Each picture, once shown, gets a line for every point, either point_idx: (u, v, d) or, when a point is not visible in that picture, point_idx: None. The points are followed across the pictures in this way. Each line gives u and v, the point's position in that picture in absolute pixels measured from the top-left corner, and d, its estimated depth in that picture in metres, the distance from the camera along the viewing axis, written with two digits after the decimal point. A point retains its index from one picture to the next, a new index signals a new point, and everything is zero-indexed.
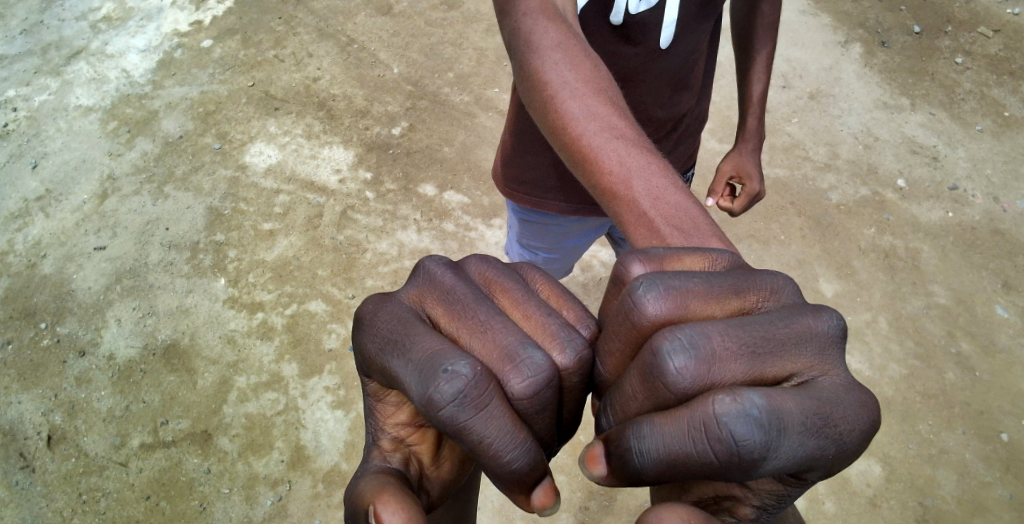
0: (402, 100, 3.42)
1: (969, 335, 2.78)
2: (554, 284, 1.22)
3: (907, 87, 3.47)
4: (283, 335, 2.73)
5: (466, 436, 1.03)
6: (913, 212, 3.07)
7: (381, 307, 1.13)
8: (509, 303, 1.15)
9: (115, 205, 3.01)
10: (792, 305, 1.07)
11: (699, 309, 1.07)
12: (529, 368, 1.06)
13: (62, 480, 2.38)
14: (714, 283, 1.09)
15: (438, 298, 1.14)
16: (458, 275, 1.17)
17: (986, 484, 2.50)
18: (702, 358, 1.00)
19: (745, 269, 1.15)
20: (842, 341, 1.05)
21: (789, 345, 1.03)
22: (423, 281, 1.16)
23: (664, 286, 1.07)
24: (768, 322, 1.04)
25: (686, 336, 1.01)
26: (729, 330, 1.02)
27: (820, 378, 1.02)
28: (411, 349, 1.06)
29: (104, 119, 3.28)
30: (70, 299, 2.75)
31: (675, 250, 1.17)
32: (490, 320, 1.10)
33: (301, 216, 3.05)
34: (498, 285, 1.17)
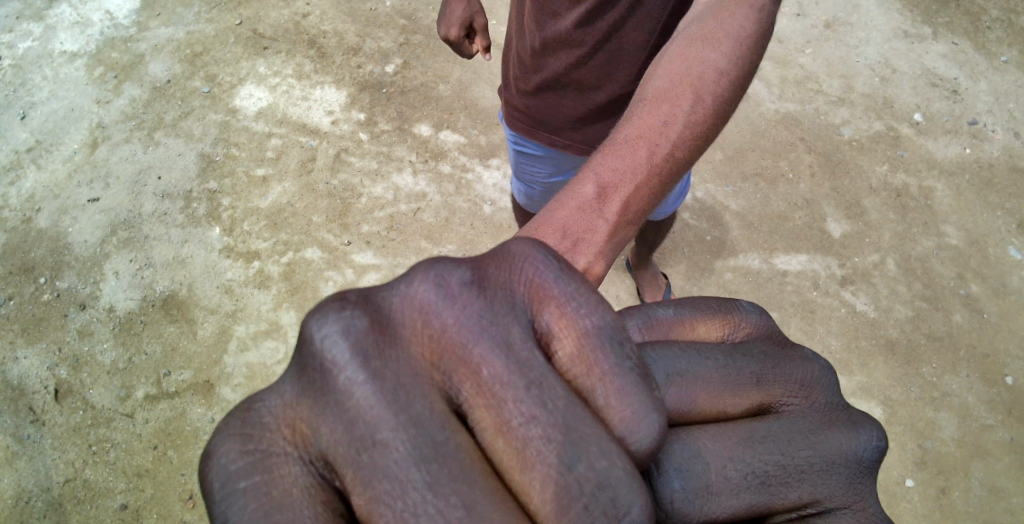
0: (396, 36, 3.30)
1: (980, 278, 2.68)
2: (579, 325, 0.91)
3: (930, 15, 3.27)
4: (281, 284, 2.73)
5: None
6: (929, 148, 2.93)
7: (245, 489, 0.83)
8: (494, 426, 0.84)
9: (106, 155, 2.99)
10: (822, 419, 1.06)
11: (712, 403, 1.03)
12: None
13: (72, 432, 2.46)
14: (735, 371, 1.05)
15: (352, 447, 0.82)
16: (382, 373, 0.84)
17: (987, 428, 2.43)
18: (700, 483, 0.98)
19: (777, 350, 1.11)
20: (870, 467, 1.05)
21: (808, 473, 1.01)
22: (328, 401, 0.84)
23: (675, 373, 1.02)
24: (788, 444, 1.02)
25: (690, 453, 0.99)
26: (739, 449, 1.00)
27: (837, 512, 1.01)
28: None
29: (89, 65, 3.21)
30: (68, 253, 2.78)
31: (694, 310, 1.13)
32: (442, 513, 0.79)
33: (294, 159, 2.99)
34: (472, 371, 0.85)
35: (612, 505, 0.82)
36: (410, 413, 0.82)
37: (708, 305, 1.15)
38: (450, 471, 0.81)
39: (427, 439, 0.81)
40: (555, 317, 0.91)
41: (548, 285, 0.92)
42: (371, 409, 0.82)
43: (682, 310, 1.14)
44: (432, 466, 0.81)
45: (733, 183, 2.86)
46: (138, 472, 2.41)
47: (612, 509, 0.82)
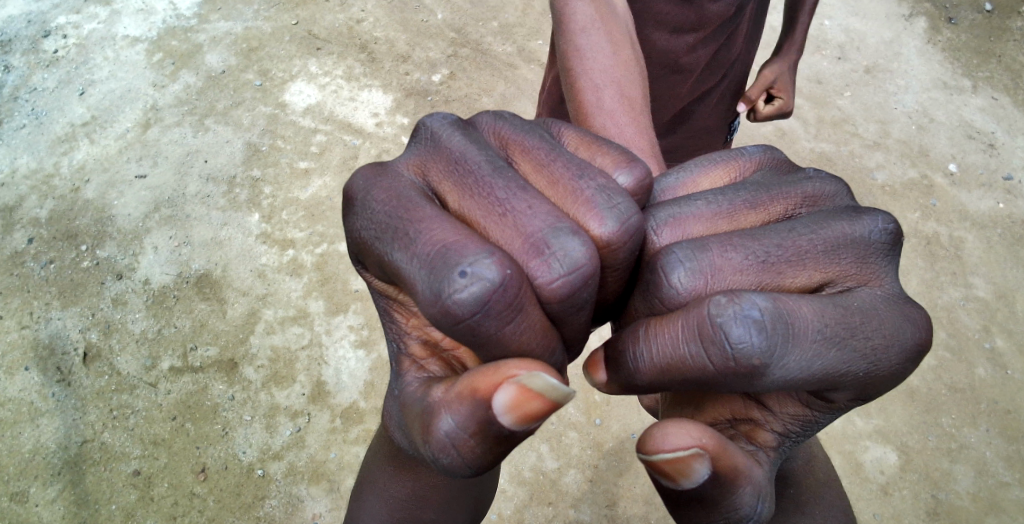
0: (444, 47, 3.41)
1: (1006, 332, 2.68)
2: (580, 131, 1.18)
3: (971, 68, 3.32)
4: (312, 273, 2.79)
5: (492, 347, 0.96)
6: (962, 200, 2.95)
7: (374, 182, 1.04)
8: (533, 169, 1.09)
9: (157, 135, 3.10)
10: (827, 213, 1.13)
11: (708, 224, 1.16)
12: (560, 259, 0.98)
13: (95, 395, 2.52)
14: (730, 200, 1.16)
15: (449, 173, 1.06)
16: (468, 136, 1.09)
17: (1005, 484, 2.41)
18: (700, 271, 1.07)
19: (776, 177, 1.22)
20: (882, 247, 1.10)
21: (809, 254, 1.08)
22: (432, 151, 1.09)
23: (670, 214, 1.16)
24: (785, 233, 1.10)
25: (684, 251, 1.08)
26: (735, 241, 1.09)
27: (854, 290, 1.07)
28: (417, 248, 0.96)
29: (150, 51, 3.34)
30: (111, 225, 2.86)
31: (698, 170, 1.27)
32: (512, 202, 1.01)
33: (336, 156, 3.07)
34: (519, 145, 1.12)
35: (615, 204, 1.05)
36: (487, 155, 1.07)
37: (712, 159, 1.28)
38: (517, 180, 1.03)
39: (501, 168, 1.05)
40: (567, 137, 1.18)
41: (562, 127, 1.19)
42: (462, 152, 1.07)
43: (684, 172, 1.27)
44: (506, 174, 1.04)
45: None
46: (154, 441, 2.45)
47: (613, 203, 1.05)
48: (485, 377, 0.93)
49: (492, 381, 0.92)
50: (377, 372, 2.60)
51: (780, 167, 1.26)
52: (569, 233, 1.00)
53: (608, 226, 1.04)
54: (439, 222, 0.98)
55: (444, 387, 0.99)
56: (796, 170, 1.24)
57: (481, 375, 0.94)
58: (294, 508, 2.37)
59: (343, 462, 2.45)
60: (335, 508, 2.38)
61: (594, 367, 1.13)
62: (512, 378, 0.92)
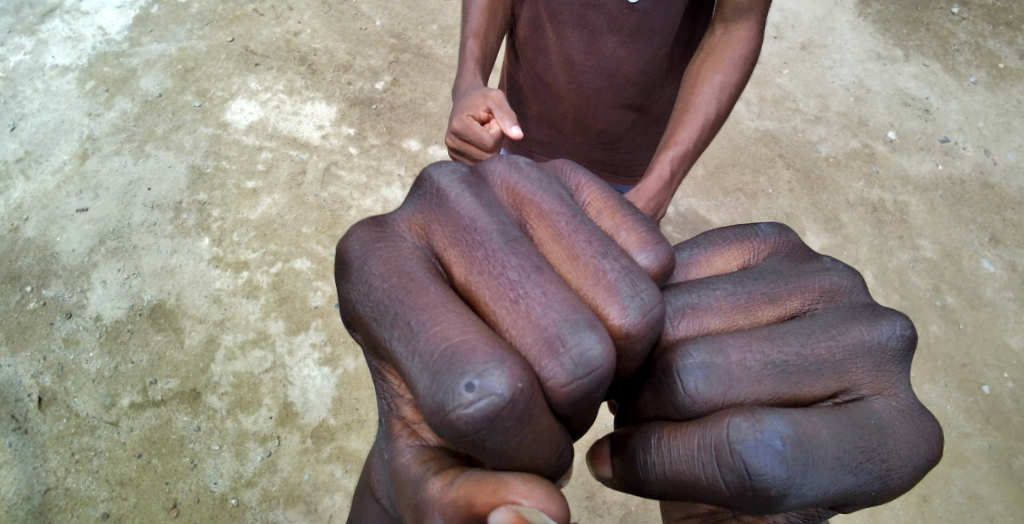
0: (385, 54, 3.38)
1: (955, 289, 2.76)
2: (604, 191, 1.13)
3: (901, 38, 3.41)
4: (269, 294, 2.75)
5: (498, 453, 0.93)
6: (903, 165, 3.03)
7: (372, 250, 1.00)
8: (549, 237, 1.05)
9: (97, 166, 3.01)
10: (846, 315, 1.09)
11: (724, 319, 1.12)
12: (575, 360, 0.95)
13: (54, 440, 2.44)
14: (745, 293, 1.13)
15: (456, 241, 1.02)
16: (479, 198, 1.05)
17: (966, 435, 2.48)
18: (718, 380, 1.05)
19: (792, 265, 1.17)
20: (899, 354, 1.07)
21: (827, 362, 1.05)
22: (438, 213, 1.05)
23: (685, 305, 1.13)
24: (803, 338, 1.07)
25: (701, 357, 1.06)
26: (754, 347, 1.06)
27: (870, 401, 1.04)
28: (423, 343, 0.92)
29: (81, 79, 3.25)
30: (55, 262, 2.78)
31: (711, 247, 1.21)
32: (525, 286, 0.97)
33: (284, 173, 3.02)
34: (535, 206, 1.07)
35: (638, 292, 1.01)
36: (499, 224, 1.03)
37: (726, 235, 1.22)
38: (530, 259, 1.00)
39: (514, 242, 1.01)
40: (587, 196, 1.13)
41: (584, 180, 1.14)
42: (472, 220, 1.03)
43: (697, 248, 1.22)
44: (519, 253, 1.00)
45: (714, 198, 2.91)
46: (121, 480, 2.39)
47: (635, 291, 1.01)
48: (484, 494, 0.91)
49: (490, 500, 0.90)
50: (344, 388, 2.57)
51: (795, 251, 1.21)
52: (587, 328, 0.96)
53: (629, 317, 1.00)
54: (445, 313, 0.94)
55: (443, 482, 0.96)
56: (813, 257, 1.19)
57: (482, 489, 0.91)
58: None
59: (318, 482, 2.42)
60: None
61: (599, 460, 1.14)
62: (510, 503, 0.89)
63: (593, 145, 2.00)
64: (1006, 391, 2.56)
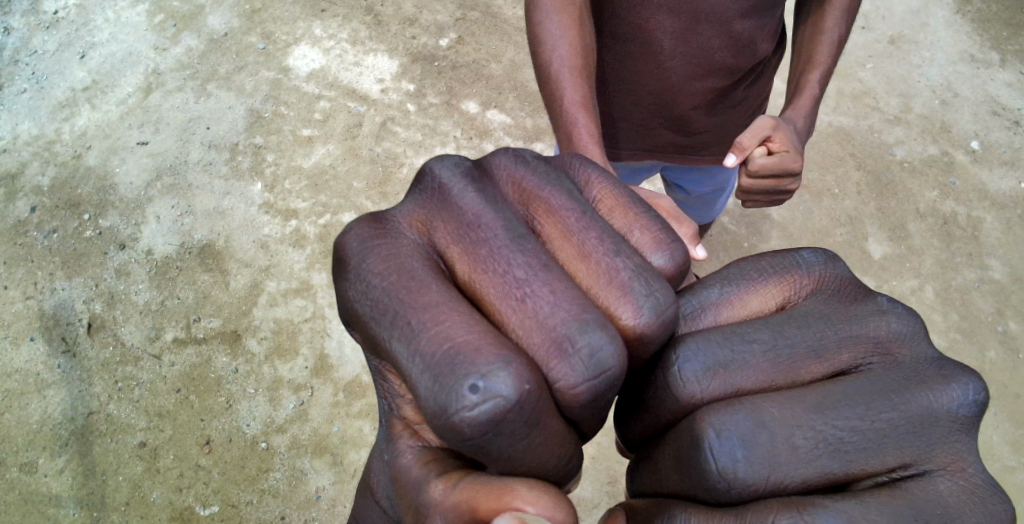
0: (453, 10, 3.31)
1: (1021, 315, 2.62)
2: (614, 188, 1.08)
3: (999, 40, 3.18)
4: (315, 244, 2.77)
5: (504, 454, 0.89)
6: (983, 178, 2.86)
7: (371, 248, 0.96)
8: (559, 234, 1.00)
9: (159, 101, 3.04)
10: (908, 379, 0.98)
11: (763, 375, 1.01)
12: (584, 360, 0.90)
13: (100, 367, 2.53)
14: (788, 348, 1.02)
15: (459, 238, 0.97)
16: (484, 192, 1.01)
17: (1010, 469, 2.37)
18: (761, 460, 0.94)
19: (840, 308, 1.06)
20: (966, 422, 0.96)
21: (888, 438, 0.95)
22: (440, 207, 1.00)
23: (718, 359, 1.02)
24: (864, 412, 0.95)
25: (739, 430, 0.95)
26: (803, 422, 0.95)
27: (929, 475, 0.94)
28: (423, 344, 0.88)
29: (151, 12, 3.27)
30: (113, 193, 2.84)
31: (744, 284, 1.11)
32: (532, 285, 0.93)
33: (340, 124, 3.01)
34: (543, 202, 1.03)
35: (652, 291, 0.96)
36: (506, 220, 0.98)
37: (763, 268, 1.12)
38: (537, 257, 0.95)
39: (520, 239, 0.96)
40: (596, 192, 1.08)
41: (592, 176, 1.09)
42: (477, 215, 0.98)
43: (729, 286, 1.11)
44: (526, 251, 0.95)
45: None
46: (159, 412, 2.47)
47: (649, 290, 0.96)
48: (488, 500, 0.87)
49: (493, 506, 0.87)
50: None
51: (842, 287, 1.09)
52: (598, 326, 0.91)
53: (643, 316, 0.95)
54: (446, 313, 0.89)
55: (445, 485, 0.92)
56: (863, 293, 1.08)
57: (484, 497, 0.87)
58: (297, 481, 2.38)
59: (346, 435, 2.46)
60: (339, 481, 2.40)
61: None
62: (515, 509, 0.86)
63: (662, 127, 1.95)
64: None
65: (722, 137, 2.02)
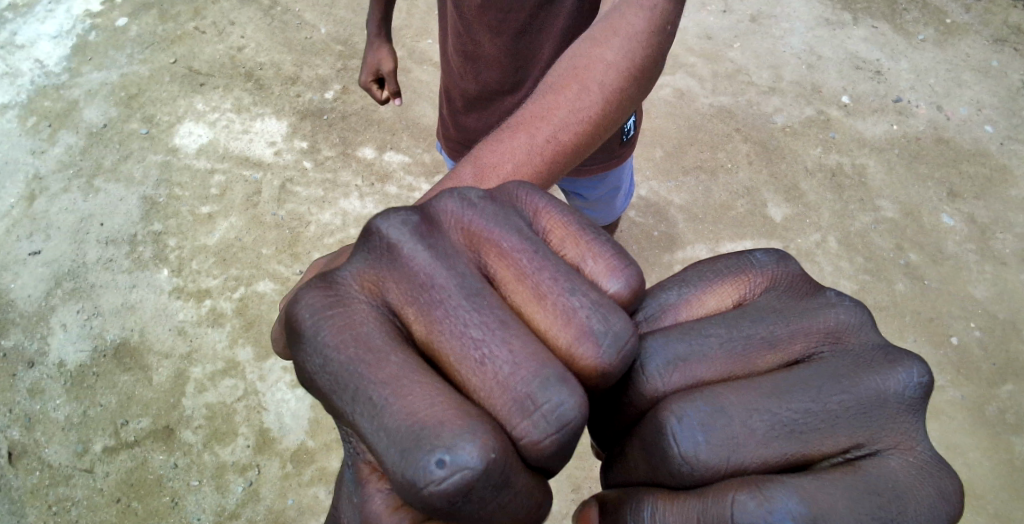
0: (333, 62, 3.31)
1: (918, 247, 2.77)
2: (566, 217, 1.03)
3: (848, 2, 3.40)
4: (235, 320, 2.70)
5: (477, 518, 0.87)
6: (858, 128, 3.04)
7: (324, 317, 0.93)
8: (512, 277, 0.97)
9: (46, 205, 2.93)
10: (857, 363, 1.00)
11: (717, 368, 1.02)
12: (547, 417, 0.87)
13: (29, 494, 2.40)
14: (743, 339, 1.03)
15: (412, 299, 0.95)
16: (433, 248, 0.97)
17: (939, 389, 2.49)
18: (719, 445, 0.95)
19: (793, 303, 1.08)
20: (916, 404, 0.98)
21: (840, 418, 0.96)
22: (391, 268, 0.97)
23: (676, 353, 1.03)
24: (815, 392, 0.97)
25: (699, 419, 0.97)
26: (759, 406, 0.97)
27: (882, 456, 0.95)
28: (387, 421, 0.85)
29: (22, 116, 3.15)
30: (12, 309, 2.71)
31: (701, 285, 1.12)
32: (489, 345, 0.90)
33: (239, 194, 2.96)
34: (494, 245, 0.99)
35: (611, 326, 0.93)
36: (458, 276, 0.95)
37: (719, 270, 1.13)
38: (493, 313, 0.92)
39: (475, 296, 0.93)
40: (547, 221, 1.04)
41: (542, 203, 1.05)
42: (428, 277, 0.95)
43: (687, 286, 1.12)
44: (480, 306, 0.92)
45: (675, 178, 2.90)
46: None
47: (608, 325, 0.93)
48: None
49: None
50: (320, 408, 2.54)
51: (794, 283, 1.12)
52: (558, 382, 0.88)
53: (604, 355, 0.92)
54: (408, 386, 0.87)
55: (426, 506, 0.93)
56: (817, 292, 1.10)
57: None
58: None
59: (302, 506, 2.40)
60: None
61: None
62: None
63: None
64: (975, 342, 2.58)
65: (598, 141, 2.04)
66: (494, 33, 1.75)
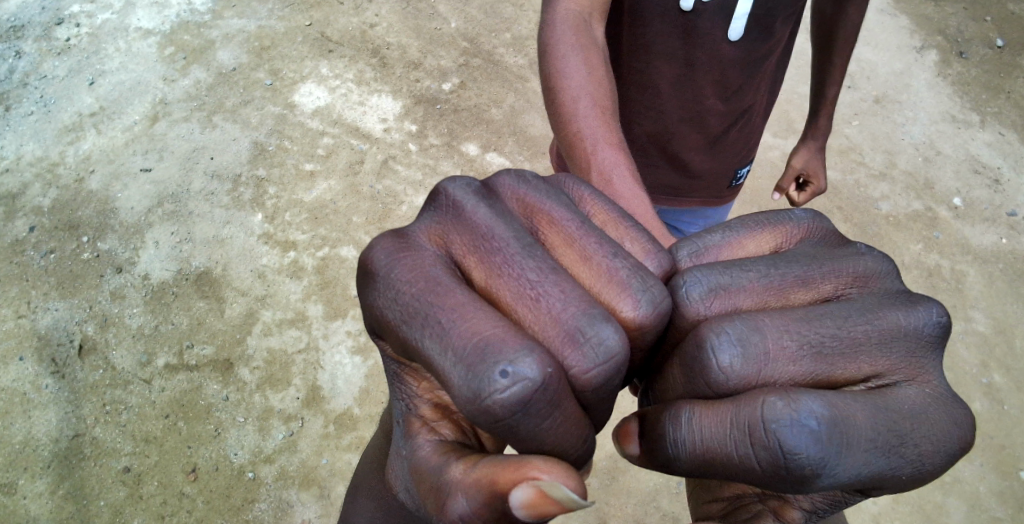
0: (456, 56, 3.42)
1: (1004, 368, 2.67)
2: (605, 203, 1.10)
3: (979, 103, 3.33)
4: (312, 276, 2.78)
5: (525, 439, 0.89)
6: (965, 233, 2.96)
7: (397, 259, 0.95)
8: (560, 242, 1.02)
9: (165, 130, 3.09)
10: (880, 300, 1.02)
11: (754, 297, 1.04)
12: (595, 348, 0.91)
13: (89, 389, 2.50)
14: (780, 275, 1.05)
15: (475, 248, 0.98)
16: (494, 208, 1.02)
17: (996, 521, 2.38)
18: (754, 357, 0.97)
19: (826, 250, 1.10)
20: (935, 341, 1.00)
21: (865, 347, 0.98)
22: (455, 222, 1.00)
23: (715, 282, 1.05)
24: (843, 321, 0.99)
25: (736, 332, 0.98)
26: (790, 328, 0.98)
27: (901, 387, 0.97)
28: (454, 342, 0.88)
29: (161, 44, 3.35)
30: (113, 217, 2.86)
31: (743, 230, 1.14)
32: (543, 286, 0.94)
33: (343, 160, 3.07)
34: (545, 214, 1.04)
35: (649, 286, 0.99)
36: (514, 228, 0.99)
37: (758, 219, 1.15)
38: (547, 260, 0.96)
39: (529, 246, 0.97)
40: (590, 206, 1.11)
41: (586, 192, 1.12)
42: (488, 229, 0.99)
43: (728, 230, 1.14)
44: (536, 254, 0.97)
45: None
46: (146, 438, 2.43)
47: (647, 285, 0.99)
48: (506, 472, 0.86)
49: (512, 477, 0.86)
50: (372, 379, 2.58)
51: (827, 237, 1.14)
52: (604, 319, 0.93)
53: (642, 309, 0.97)
54: (473, 310, 0.90)
55: (465, 465, 0.91)
56: (845, 244, 1.12)
57: (503, 468, 0.87)
58: (283, 513, 2.34)
59: (334, 468, 2.43)
60: (325, 515, 2.36)
61: (626, 438, 1.06)
62: (532, 479, 0.85)
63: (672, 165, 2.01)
64: None
65: (711, 176, 2.06)
66: (652, 55, 1.76)
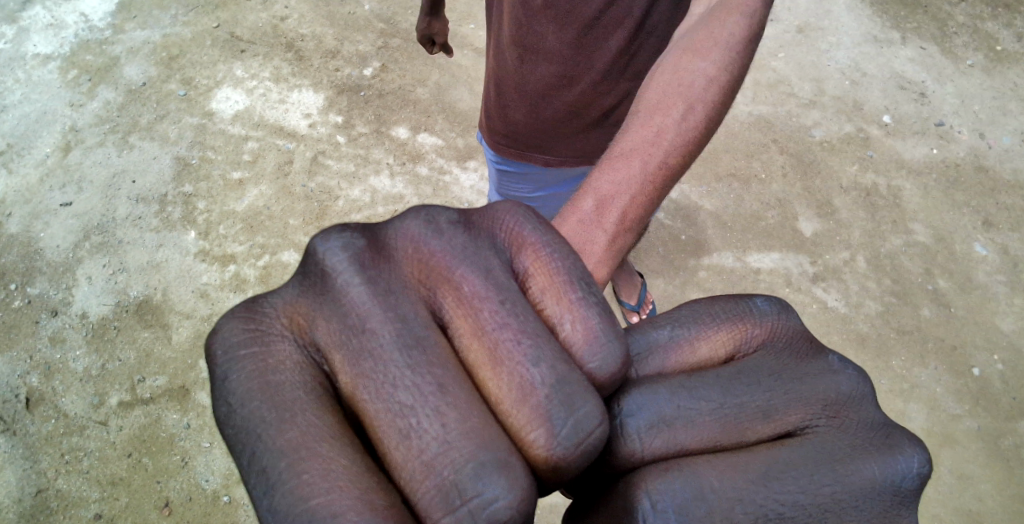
0: (373, 39, 3.31)
1: (947, 273, 2.74)
2: (551, 259, 0.94)
3: (898, 20, 3.37)
4: (257, 287, 2.70)
5: None
6: (898, 149, 3.00)
7: (239, 359, 0.86)
8: (469, 334, 0.88)
9: (80, 158, 2.95)
10: (852, 448, 0.96)
11: (703, 435, 0.96)
12: (474, 514, 0.79)
13: (43, 441, 2.42)
14: (735, 408, 0.97)
15: (341, 344, 0.86)
16: (375, 284, 0.88)
17: (956, 418, 2.45)
18: None
19: (792, 366, 1.02)
20: (912, 494, 0.95)
21: (831, 509, 0.92)
22: (322, 303, 0.89)
23: (659, 418, 0.96)
24: (806, 480, 0.93)
25: (680, 500, 0.91)
26: (746, 492, 0.92)
27: None
28: (281, 497, 0.79)
29: (63, 68, 3.17)
30: (40, 258, 2.74)
31: (696, 329, 1.05)
32: (417, 415, 0.81)
33: (271, 162, 2.97)
34: (450, 286, 0.90)
35: (574, 410, 0.84)
36: (394, 322, 0.86)
37: (717, 314, 1.06)
38: (429, 374, 0.83)
39: (409, 350, 0.84)
40: (530, 261, 0.94)
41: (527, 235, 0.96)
42: (361, 318, 0.86)
43: (680, 328, 1.05)
44: (414, 367, 0.83)
45: (707, 184, 2.88)
46: (112, 481, 2.37)
47: (570, 411, 0.84)
48: None
49: None
50: None
51: (793, 339, 1.05)
52: (493, 474, 0.80)
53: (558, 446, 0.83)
54: (309, 460, 0.80)
55: None
56: (818, 353, 1.04)
57: None
58: None
59: None
60: None
61: None
62: None
63: (601, 125, 2.00)
64: (997, 374, 2.54)
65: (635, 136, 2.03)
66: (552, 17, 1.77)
